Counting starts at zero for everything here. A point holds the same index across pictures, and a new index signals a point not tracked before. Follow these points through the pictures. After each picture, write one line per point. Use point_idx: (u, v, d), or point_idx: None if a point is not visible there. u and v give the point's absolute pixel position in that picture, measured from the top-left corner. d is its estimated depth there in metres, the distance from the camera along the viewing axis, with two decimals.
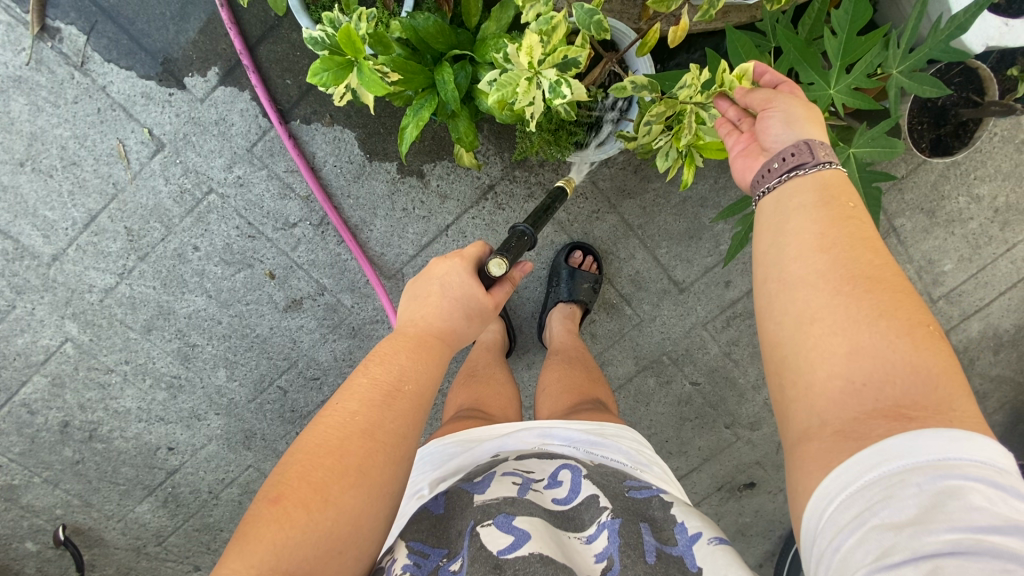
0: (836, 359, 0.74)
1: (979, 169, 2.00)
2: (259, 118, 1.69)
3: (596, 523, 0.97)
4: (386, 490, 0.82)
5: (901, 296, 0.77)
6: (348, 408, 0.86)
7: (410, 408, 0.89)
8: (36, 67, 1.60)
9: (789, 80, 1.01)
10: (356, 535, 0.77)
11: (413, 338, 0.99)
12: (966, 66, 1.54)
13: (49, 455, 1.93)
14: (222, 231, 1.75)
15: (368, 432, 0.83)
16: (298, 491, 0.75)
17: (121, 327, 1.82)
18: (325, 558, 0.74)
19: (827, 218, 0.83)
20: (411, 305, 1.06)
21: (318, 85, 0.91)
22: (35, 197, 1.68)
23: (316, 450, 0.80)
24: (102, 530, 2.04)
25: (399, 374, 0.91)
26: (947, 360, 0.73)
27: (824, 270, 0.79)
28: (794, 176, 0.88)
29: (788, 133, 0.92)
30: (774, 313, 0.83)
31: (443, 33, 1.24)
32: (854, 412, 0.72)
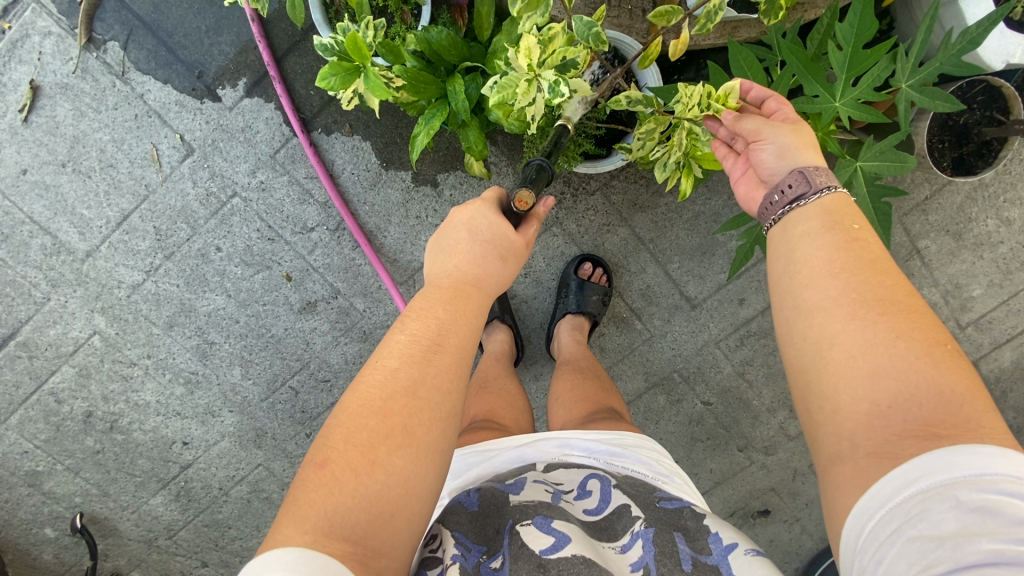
0: (858, 382, 0.71)
1: (1008, 192, 1.94)
2: (282, 126, 1.77)
3: (629, 532, 0.96)
4: (435, 449, 0.80)
5: (915, 315, 0.73)
6: (389, 361, 0.83)
7: (452, 361, 0.85)
8: (82, 75, 1.71)
9: (775, 95, 0.99)
10: (408, 497, 0.75)
11: (452, 282, 0.96)
12: (989, 85, 1.51)
13: (72, 443, 2.01)
14: (244, 233, 1.82)
15: (416, 386, 0.80)
16: (347, 453, 0.74)
17: (146, 323, 1.91)
18: (378, 522, 0.72)
19: (835, 243, 0.80)
20: (441, 258, 1.02)
21: (326, 89, 0.93)
22: (74, 197, 1.79)
23: (362, 407, 0.78)
24: (117, 520, 2.11)
25: (444, 323, 0.89)
26: (969, 377, 0.69)
27: (834, 294, 0.76)
28: (796, 208, 0.87)
29: (782, 167, 0.92)
30: (794, 339, 0.79)
31: (456, 46, 1.28)
32: (884, 434, 0.68)
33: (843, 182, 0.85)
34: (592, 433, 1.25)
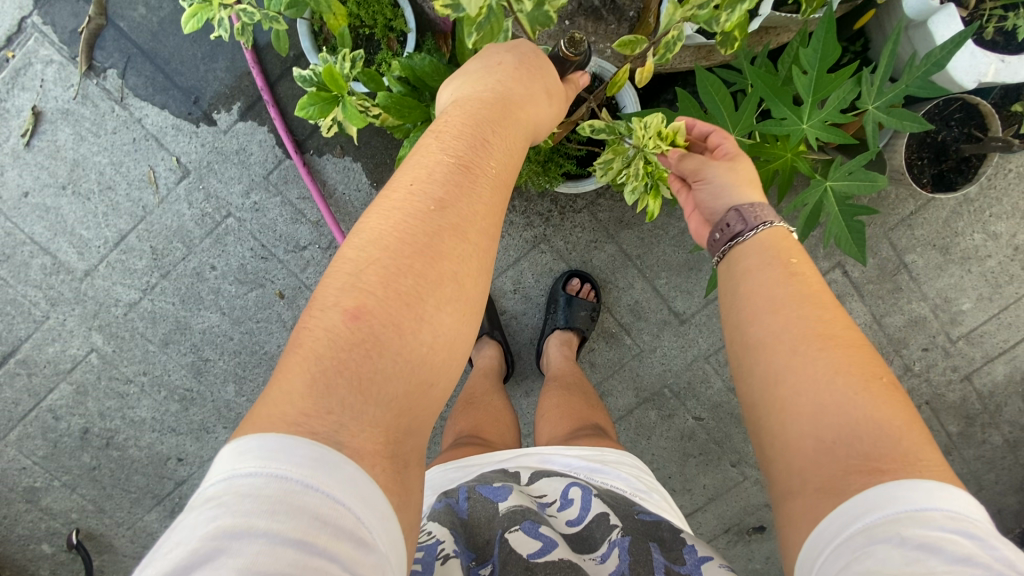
0: (801, 417, 0.74)
1: (994, 206, 1.95)
2: (275, 148, 1.81)
3: (606, 541, 0.97)
4: (472, 300, 0.76)
5: (854, 350, 0.76)
6: (422, 194, 0.74)
7: (494, 203, 0.80)
8: (82, 101, 1.77)
9: (718, 129, 1.05)
10: (450, 353, 0.73)
11: (484, 106, 0.85)
12: (965, 102, 1.53)
13: (69, 460, 2.04)
14: (238, 252, 1.86)
15: (456, 229, 0.74)
16: (382, 304, 0.68)
17: (142, 340, 1.94)
18: (418, 387, 0.70)
19: (773, 279, 0.86)
20: (464, 89, 0.90)
21: (304, 118, 0.95)
22: (74, 218, 1.83)
23: (396, 250, 0.71)
24: (112, 537, 2.12)
25: (481, 158, 0.80)
26: (908, 413, 0.71)
27: (777, 330, 0.81)
28: (737, 243, 0.96)
29: (721, 206, 1.01)
30: (745, 376, 0.84)
31: (438, 72, 1.32)
32: (830, 470, 0.69)
33: (779, 217, 0.93)
34: (574, 449, 1.26)
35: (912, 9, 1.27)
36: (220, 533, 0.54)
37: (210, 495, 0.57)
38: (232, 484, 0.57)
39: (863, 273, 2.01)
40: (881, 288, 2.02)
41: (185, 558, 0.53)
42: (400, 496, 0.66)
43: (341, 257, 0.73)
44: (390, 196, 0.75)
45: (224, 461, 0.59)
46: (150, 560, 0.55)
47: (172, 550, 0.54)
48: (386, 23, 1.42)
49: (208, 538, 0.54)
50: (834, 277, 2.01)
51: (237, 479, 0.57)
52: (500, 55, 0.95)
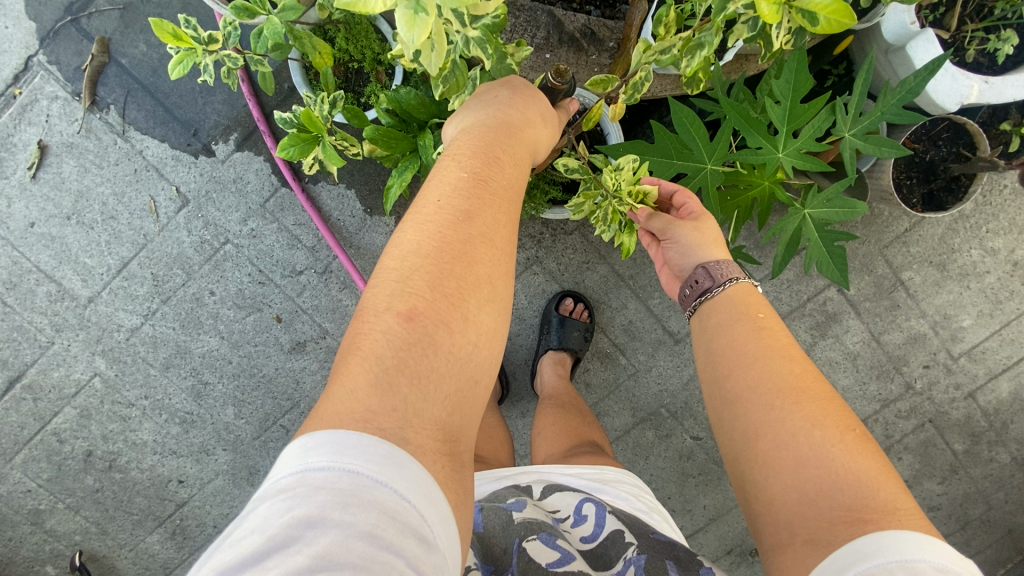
0: (784, 471, 0.74)
1: (990, 222, 1.94)
2: (271, 177, 1.86)
3: (622, 559, 0.93)
4: (503, 303, 0.79)
5: (826, 403, 0.77)
6: (456, 205, 0.77)
7: (514, 214, 0.84)
8: (86, 135, 1.83)
9: (682, 188, 1.05)
10: (489, 355, 0.76)
11: (497, 125, 0.88)
12: (952, 122, 1.53)
13: (73, 482, 2.08)
14: (236, 277, 1.91)
15: (486, 238, 0.77)
16: (431, 307, 0.70)
17: (143, 364, 1.99)
18: (465, 388, 0.72)
19: (744, 332, 0.88)
20: (469, 117, 0.92)
21: (286, 159, 0.98)
22: (78, 246, 1.89)
23: (438, 257, 0.73)
24: (114, 558, 2.14)
25: (500, 172, 0.83)
26: (881, 462, 0.72)
27: (753, 383, 0.81)
28: (706, 299, 0.97)
29: (688, 265, 1.04)
30: (725, 428, 0.84)
31: (425, 104, 1.35)
32: (817, 521, 0.69)
33: (744, 274, 0.95)
34: (572, 469, 1.16)
35: (891, 34, 1.28)
36: (298, 524, 0.54)
37: (283, 486, 0.58)
38: (305, 478, 0.58)
39: (859, 291, 1.99)
40: (878, 306, 2.00)
41: (262, 544, 0.53)
42: (458, 494, 0.66)
43: (383, 268, 0.75)
44: (420, 213, 0.78)
45: (294, 455, 0.60)
46: (222, 548, 0.55)
47: (248, 537, 0.54)
48: (375, 57, 1.46)
49: (285, 527, 0.54)
50: (830, 296, 1.99)
51: (310, 474, 0.58)
52: (497, 88, 0.99)
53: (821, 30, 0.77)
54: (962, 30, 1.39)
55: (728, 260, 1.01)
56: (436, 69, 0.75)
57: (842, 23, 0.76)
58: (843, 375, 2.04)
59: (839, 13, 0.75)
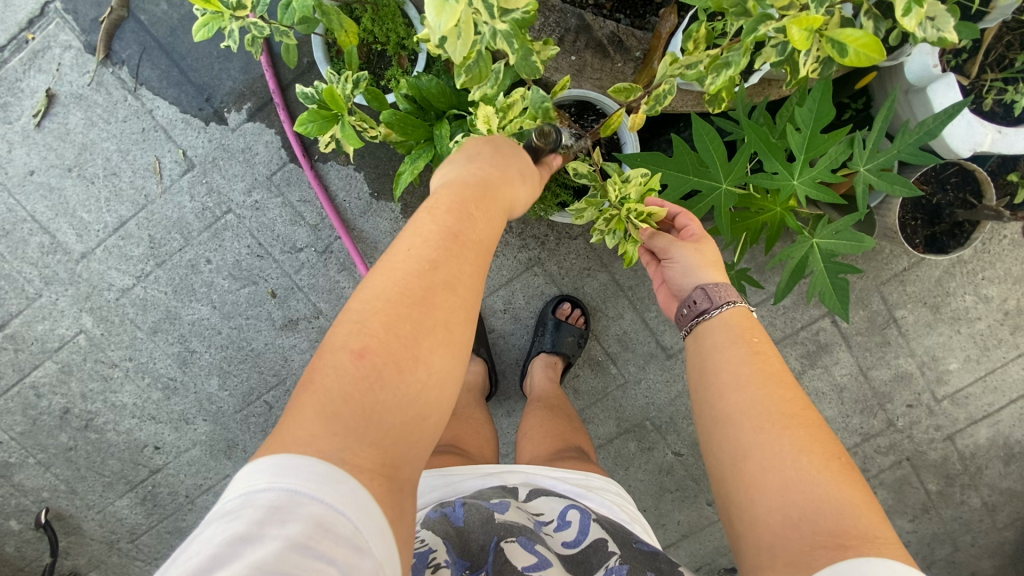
0: (769, 493, 0.74)
1: (987, 270, 1.96)
2: (281, 151, 1.84)
3: (603, 568, 0.93)
4: (463, 350, 0.76)
5: (815, 431, 0.78)
6: (422, 253, 0.76)
7: (482, 262, 0.81)
8: (96, 88, 1.80)
9: (684, 210, 1.07)
10: (440, 401, 0.73)
11: (475, 179, 0.87)
12: (961, 168, 1.54)
13: (47, 438, 2.05)
14: (234, 248, 1.88)
15: (449, 286, 0.75)
16: (382, 348, 0.69)
17: (131, 326, 1.96)
18: (411, 429, 0.70)
19: (739, 355, 0.88)
20: (453, 168, 0.91)
21: (302, 133, 0.97)
22: (76, 200, 1.86)
23: (396, 301, 0.72)
24: (81, 519, 2.12)
25: (474, 223, 0.81)
26: (865, 493, 0.73)
27: (744, 406, 0.81)
28: (704, 319, 0.97)
29: (686, 283, 1.03)
30: (713, 449, 0.83)
31: (444, 94, 1.35)
32: (799, 545, 0.69)
33: (740, 298, 0.95)
34: (559, 471, 1.16)
35: (913, 75, 1.29)
36: (234, 535, 0.56)
37: (227, 508, 0.59)
38: (247, 499, 0.59)
39: (853, 324, 2.01)
40: (869, 341, 2.02)
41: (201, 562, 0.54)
42: (395, 520, 0.66)
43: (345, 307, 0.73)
44: (387, 256, 0.76)
45: (239, 479, 0.62)
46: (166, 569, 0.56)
47: (189, 557, 0.55)
48: (398, 41, 1.45)
49: (224, 538, 0.56)
50: (823, 326, 2.01)
51: (254, 488, 0.60)
52: (484, 140, 0.99)
53: (850, 62, 0.79)
54: (981, 78, 1.41)
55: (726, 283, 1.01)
56: (460, 58, 0.75)
57: (871, 58, 0.78)
58: (828, 406, 2.06)
59: (869, 48, 0.77)
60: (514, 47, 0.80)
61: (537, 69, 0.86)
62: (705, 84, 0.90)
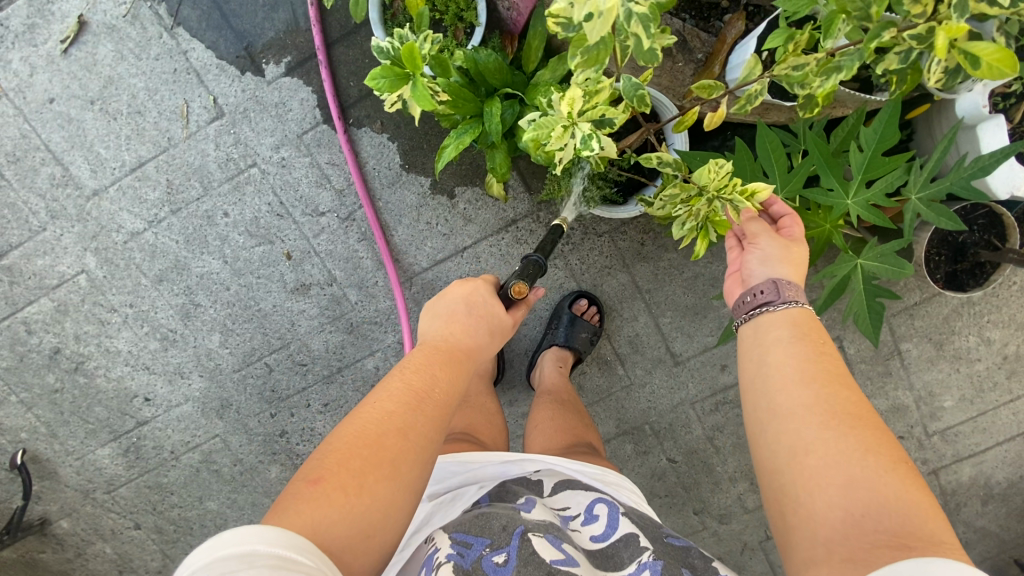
0: (831, 489, 0.73)
1: (993, 313, 2.00)
2: (315, 110, 1.79)
3: (636, 562, 0.91)
4: (410, 488, 0.82)
5: (880, 432, 0.77)
6: (384, 405, 0.87)
7: (437, 412, 0.90)
8: (131, 21, 1.74)
9: (793, 214, 1.04)
10: (383, 524, 0.78)
11: (446, 347, 1.02)
12: (990, 210, 1.57)
13: (33, 377, 1.98)
14: (254, 204, 1.84)
15: (401, 431, 0.84)
16: (336, 474, 0.77)
17: (136, 272, 1.90)
18: (355, 542, 0.75)
19: (805, 350, 0.85)
20: (433, 325, 1.09)
21: (373, 88, 0.94)
22: (95, 134, 1.79)
23: (353, 441, 0.81)
24: (58, 464, 2.05)
25: (432, 383, 0.93)
26: (929, 496, 0.72)
27: (808, 403, 0.79)
28: (765, 312, 0.93)
29: (762, 271, 0.97)
30: (767, 441, 0.82)
31: (501, 71, 1.33)
32: (859, 543, 0.69)
33: (808, 299, 0.91)
34: (580, 464, 1.16)
35: (963, 111, 1.30)
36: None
37: None
38: None
39: (858, 352, 2.05)
40: (871, 369, 2.06)
41: None
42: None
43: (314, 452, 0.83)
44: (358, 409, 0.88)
45: None
46: None
47: None
48: (457, 13, 1.43)
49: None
50: None
51: (221, 545, 0.62)
52: (468, 291, 1.14)
53: (980, 74, 0.82)
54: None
55: (800, 286, 0.96)
56: (594, 37, 0.77)
57: (1001, 73, 0.81)
58: None
59: (1003, 62, 0.79)
60: (653, 30, 0.76)
61: (655, 55, 0.80)
62: (811, 87, 0.91)
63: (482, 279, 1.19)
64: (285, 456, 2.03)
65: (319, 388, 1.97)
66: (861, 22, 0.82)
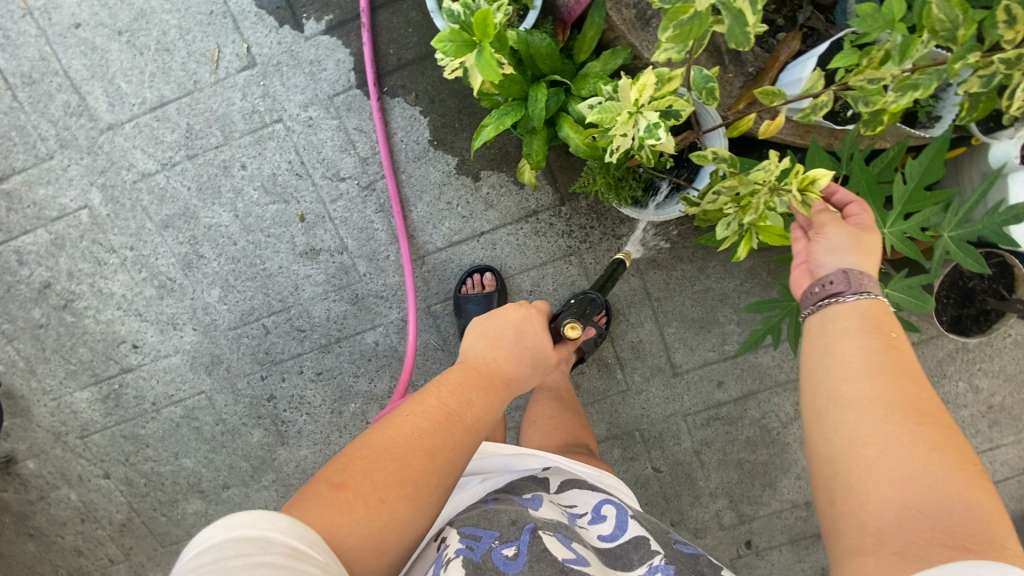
0: (890, 484, 0.69)
1: (984, 361, 2.05)
2: (350, 73, 1.76)
3: (646, 564, 0.90)
4: (428, 509, 0.80)
5: (949, 429, 0.72)
6: (416, 422, 0.85)
7: (466, 439, 0.87)
8: None
9: (860, 201, 1.02)
10: (395, 541, 0.76)
11: (485, 371, 1.00)
12: (1003, 260, 1.61)
13: (18, 309, 1.91)
14: (274, 160, 1.80)
15: (429, 452, 0.82)
16: (361, 484, 0.74)
17: (141, 214, 1.84)
18: (366, 555, 0.72)
19: (874, 342, 0.80)
20: (473, 346, 1.06)
21: (438, 50, 0.95)
22: (119, 67, 1.75)
23: (382, 452, 0.79)
24: (32, 402, 1.98)
25: (465, 408, 0.90)
26: (992, 498, 0.69)
27: (874, 394, 0.75)
28: (834, 303, 0.87)
29: (830, 261, 0.92)
30: (823, 427, 0.77)
31: (552, 57, 1.32)
32: (915, 539, 0.66)
33: (884, 291, 0.85)
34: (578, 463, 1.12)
35: (995, 159, 1.33)
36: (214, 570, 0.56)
37: None
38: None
39: None
40: None
41: None
42: None
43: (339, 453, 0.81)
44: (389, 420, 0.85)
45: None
46: None
47: None
48: None
49: (203, 572, 0.56)
50: None
51: (235, 525, 0.60)
52: (515, 314, 1.12)
53: None
54: None
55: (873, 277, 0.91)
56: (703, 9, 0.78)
57: None
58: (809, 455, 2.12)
59: None
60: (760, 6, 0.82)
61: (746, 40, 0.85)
62: (884, 101, 0.93)
63: (531, 309, 1.15)
64: (269, 421, 1.98)
65: (314, 356, 1.93)
66: (947, 42, 0.86)
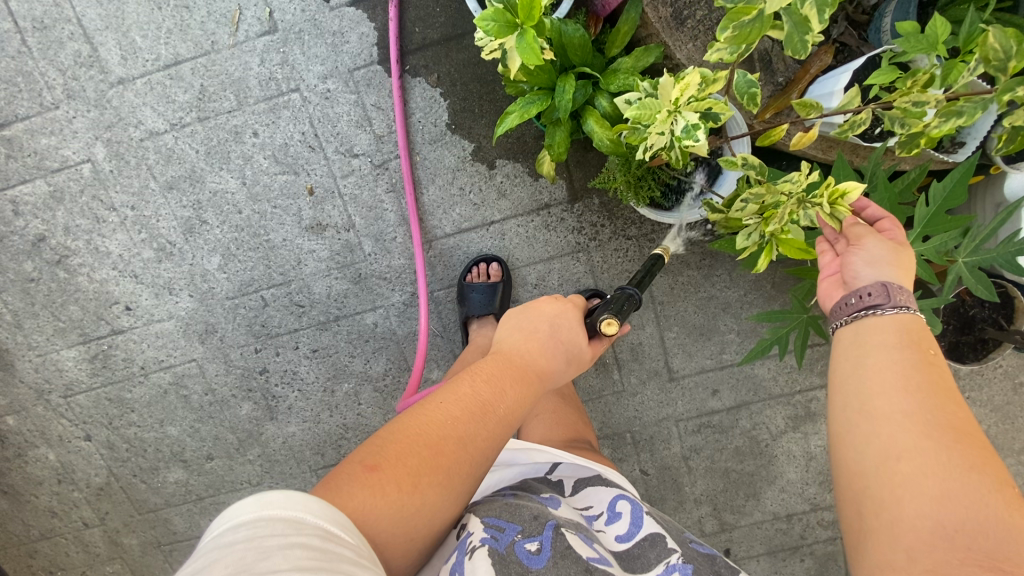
0: (922, 497, 0.70)
1: (973, 390, 2.09)
2: (373, 48, 1.73)
3: (663, 563, 0.90)
4: (459, 497, 0.80)
5: (986, 453, 0.73)
6: (450, 410, 0.85)
7: (498, 430, 0.87)
8: None
9: (891, 218, 1.03)
10: (426, 527, 0.76)
11: (519, 363, 0.99)
12: (1007, 291, 1.63)
13: (9, 261, 1.86)
14: (287, 130, 1.76)
15: (462, 441, 0.82)
16: (395, 467, 0.74)
17: (146, 174, 1.79)
18: (396, 539, 0.72)
19: (912, 358, 0.81)
20: (508, 339, 1.06)
21: (481, 27, 0.95)
22: (135, 20, 1.70)
23: (416, 438, 0.79)
24: (16, 356, 1.93)
25: (499, 398, 0.89)
26: None
27: (910, 411, 0.76)
28: (872, 314, 0.87)
29: (867, 274, 0.92)
30: (856, 441, 0.79)
31: (584, 49, 1.31)
32: (945, 555, 0.67)
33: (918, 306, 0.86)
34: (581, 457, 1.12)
35: (1011, 191, 1.35)
36: (250, 548, 0.55)
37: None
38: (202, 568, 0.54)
39: None
40: None
41: None
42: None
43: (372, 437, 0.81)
44: (422, 407, 0.86)
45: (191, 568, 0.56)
46: None
47: None
48: None
49: (239, 551, 0.55)
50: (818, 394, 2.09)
51: (268, 504, 0.59)
52: (552, 307, 1.11)
53: None
54: None
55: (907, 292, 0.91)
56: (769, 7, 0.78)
57: None
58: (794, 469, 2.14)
59: None
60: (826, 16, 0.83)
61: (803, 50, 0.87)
62: (925, 123, 0.94)
63: (569, 304, 1.13)
64: (260, 394, 1.95)
65: (311, 333, 1.90)
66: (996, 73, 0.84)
